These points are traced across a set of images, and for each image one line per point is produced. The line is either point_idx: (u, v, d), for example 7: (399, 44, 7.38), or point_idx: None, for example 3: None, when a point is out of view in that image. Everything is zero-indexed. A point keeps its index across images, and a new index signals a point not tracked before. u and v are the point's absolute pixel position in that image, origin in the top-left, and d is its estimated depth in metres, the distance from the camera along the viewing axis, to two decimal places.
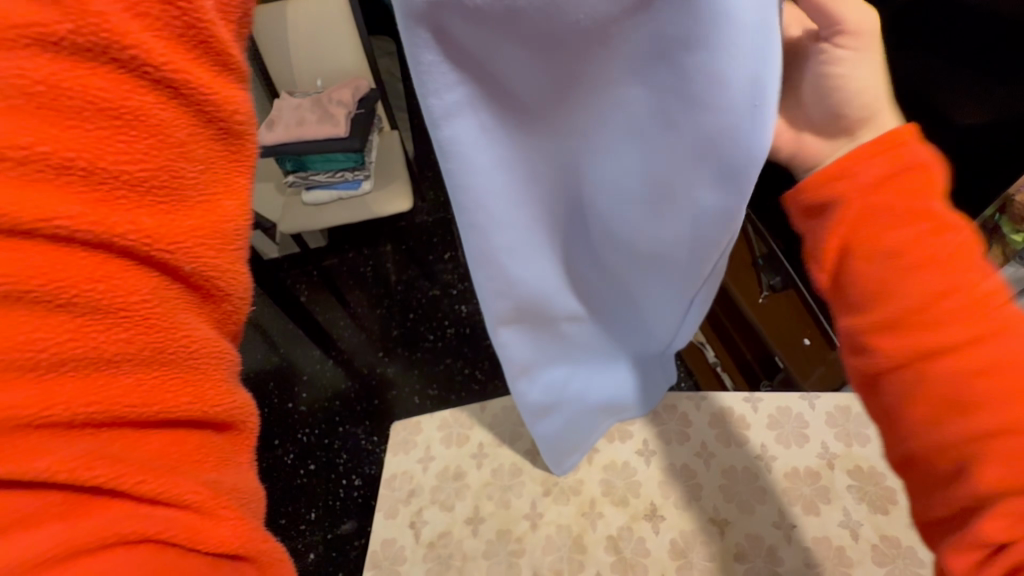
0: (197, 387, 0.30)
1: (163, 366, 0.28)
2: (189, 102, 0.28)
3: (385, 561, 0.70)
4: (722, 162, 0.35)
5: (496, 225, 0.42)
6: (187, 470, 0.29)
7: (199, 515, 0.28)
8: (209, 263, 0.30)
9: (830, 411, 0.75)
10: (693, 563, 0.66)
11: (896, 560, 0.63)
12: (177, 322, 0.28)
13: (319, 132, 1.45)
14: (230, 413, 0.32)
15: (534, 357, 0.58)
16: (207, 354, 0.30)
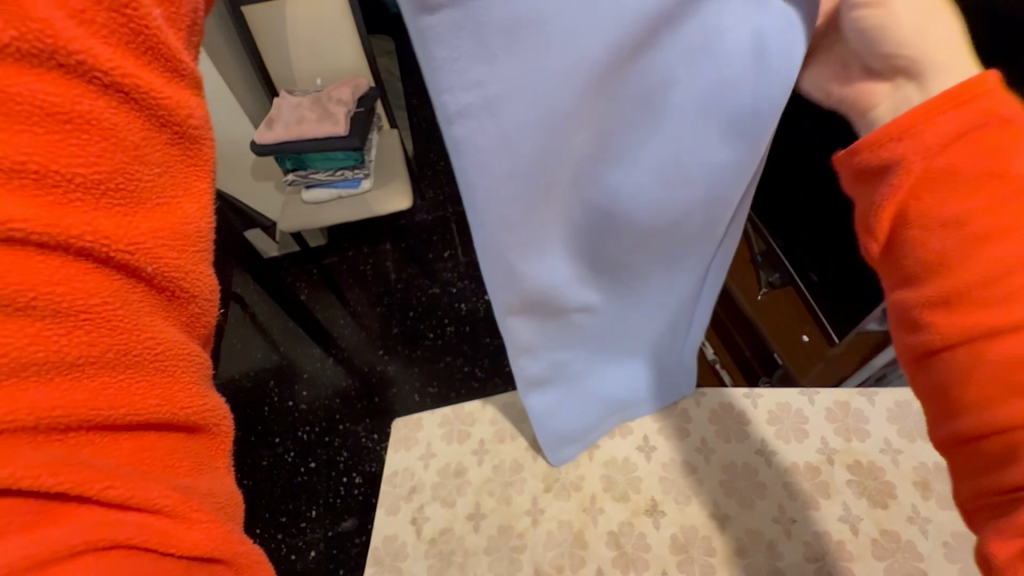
0: (166, 389, 0.32)
1: (131, 368, 0.31)
2: (140, 106, 0.34)
3: (387, 557, 0.70)
4: (730, 112, 0.38)
5: (507, 221, 0.43)
6: (159, 472, 0.31)
7: (172, 520, 0.30)
8: (169, 264, 0.34)
9: (829, 406, 0.75)
10: (694, 558, 0.66)
11: (895, 555, 0.64)
12: (141, 324, 0.31)
13: (319, 130, 1.44)
14: (198, 414, 0.35)
15: (542, 343, 0.59)
16: (175, 355, 0.33)
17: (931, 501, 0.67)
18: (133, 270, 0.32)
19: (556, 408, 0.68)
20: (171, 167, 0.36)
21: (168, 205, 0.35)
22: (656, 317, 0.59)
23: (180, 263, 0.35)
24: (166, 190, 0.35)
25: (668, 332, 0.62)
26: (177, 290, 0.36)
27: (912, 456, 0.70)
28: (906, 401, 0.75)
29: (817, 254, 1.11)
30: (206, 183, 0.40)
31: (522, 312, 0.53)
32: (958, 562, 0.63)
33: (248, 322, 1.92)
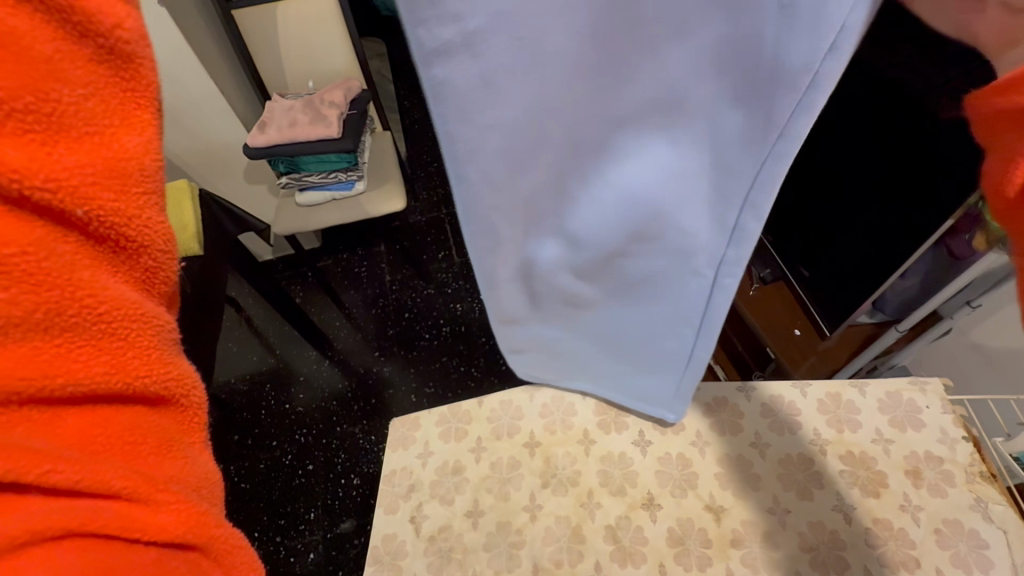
0: (117, 356, 0.25)
1: (68, 333, 0.24)
2: (46, 7, 0.23)
3: (387, 556, 0.71)
4: (742, 74, 0.33)
5: (491, 199, 0.41)
6: (120, 461, 0.25)
7: (142, 506, 0.26)
8: (105, 208, 0.25)
9: (821, 398, 0.76)
10: (691, 550, 0.67)
11: (888, 542, 0.65)
12: (77, 285, 0.23)
13: (311, 132, 1.43)
14: (161, 385, 0.28)
15: (524, 310, 0.60)
16: (123, 315, 0.25)
17: (923, 490, 0.68)
18: (65, 217, 0.24)
19: (534, 360, 0.73)
20: (100, 90, 0.25)
21: (100, 136, 0.25)
22: (650, 310, 0.56)
23: (119, 200, 0.25)
24: (96, 115, 0.25)
25: (672, 335, 0.58)
26: (124, 240, 0.26)
27: (904, 445, 0.71)
28: (897, 392, 0.76)
29: (809, 248, 1.13)
30: (152, 115, 0.28)
31: (507, 280, 0.53)
32: (950, 549, 0.64)
33: (244, 326, 1.92)
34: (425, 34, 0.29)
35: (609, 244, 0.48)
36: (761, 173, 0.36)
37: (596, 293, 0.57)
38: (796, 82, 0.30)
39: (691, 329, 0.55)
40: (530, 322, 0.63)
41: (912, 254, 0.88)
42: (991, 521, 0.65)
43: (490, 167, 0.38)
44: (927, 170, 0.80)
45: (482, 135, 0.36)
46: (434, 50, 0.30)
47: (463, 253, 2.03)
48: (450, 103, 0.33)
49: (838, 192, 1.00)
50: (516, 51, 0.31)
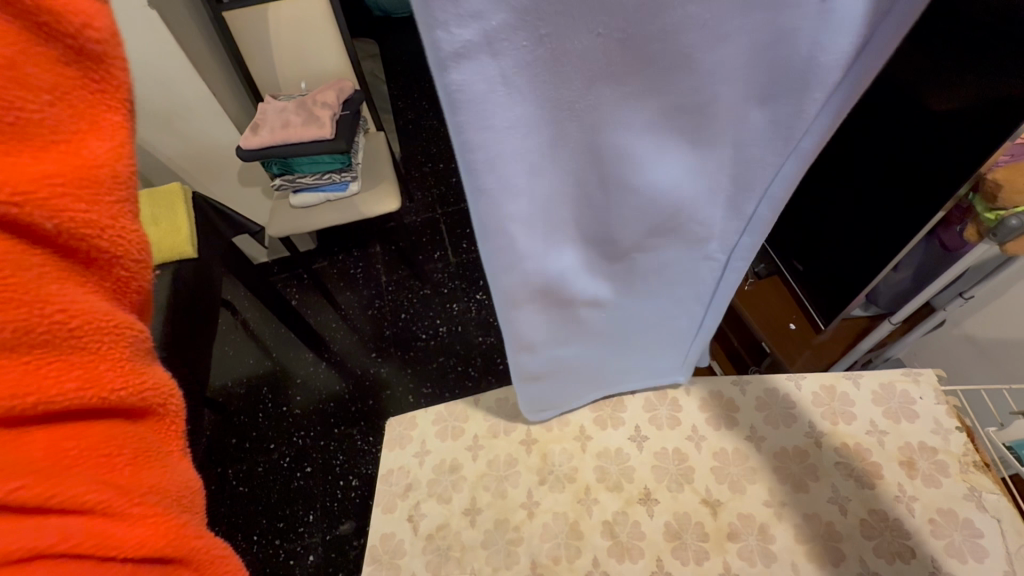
0: (88, 369, 0.27)
1: (43, 345, 0.26)
2: (14, 11, 0.25)
3: (385, 555, 0.70)
4: (777, 77, 0.34)
5: (514, 211, 0.39)
6: (97, 471, 0.27)
7: (111, 520, 0.27)
8: (77, 219, 0.26)
9: (815, 391, 0.77)
10: (688, 544, 0.67)
11: (884, 533, 0.65)
12: (47, 299, 0.26)
13: (304, 133, 1.43)
14: (140, 397, 0.30)
15: (544, 336, 0.58)
16: (95, 328, 0.27)
17: (918, 480, 0.68)
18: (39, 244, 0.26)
19: (542, 389, 0.70)
20: (69, 94, 0.27)
21: (69, 142, 0.27)
22: (661, 299, 0.58)
23: (91, 218, 0.27)
24: (63, 121, 0.27)
25: (676, 313, 0.61)
26: (86, 257, 0.28)
27: (898, 436, 0.72)
28: (890, 383, 0.77)
29: (803, 242, 1.13)
30: (125, 116, 0.30)
31: (524, 301, 0.51)
32: (945, 538, 0.64)
33: (240, 329, 1.92)
34: (442, 36, 0.26)
35: (630, 249, 0.49)
36: (788, 162, 0.40)
37: (613, 302, 0.57)
38: (828, 72, 0.32)
39: (702, 303, 0.60)
40: (550, 349, 0.61)
41: (904, 245, 0.89)
42: (985, 509, 0.65)
43: (514, 181, 0.37)
44: (917, 163, 0.81)
45: (503, 143, 0.33)
46: (453, 54, 0.27)
47: (459, 253, 2.04)
48: (471, 114, 0.30)
49: (831, 186, 1.01)
50: (547, 63, 0.30)
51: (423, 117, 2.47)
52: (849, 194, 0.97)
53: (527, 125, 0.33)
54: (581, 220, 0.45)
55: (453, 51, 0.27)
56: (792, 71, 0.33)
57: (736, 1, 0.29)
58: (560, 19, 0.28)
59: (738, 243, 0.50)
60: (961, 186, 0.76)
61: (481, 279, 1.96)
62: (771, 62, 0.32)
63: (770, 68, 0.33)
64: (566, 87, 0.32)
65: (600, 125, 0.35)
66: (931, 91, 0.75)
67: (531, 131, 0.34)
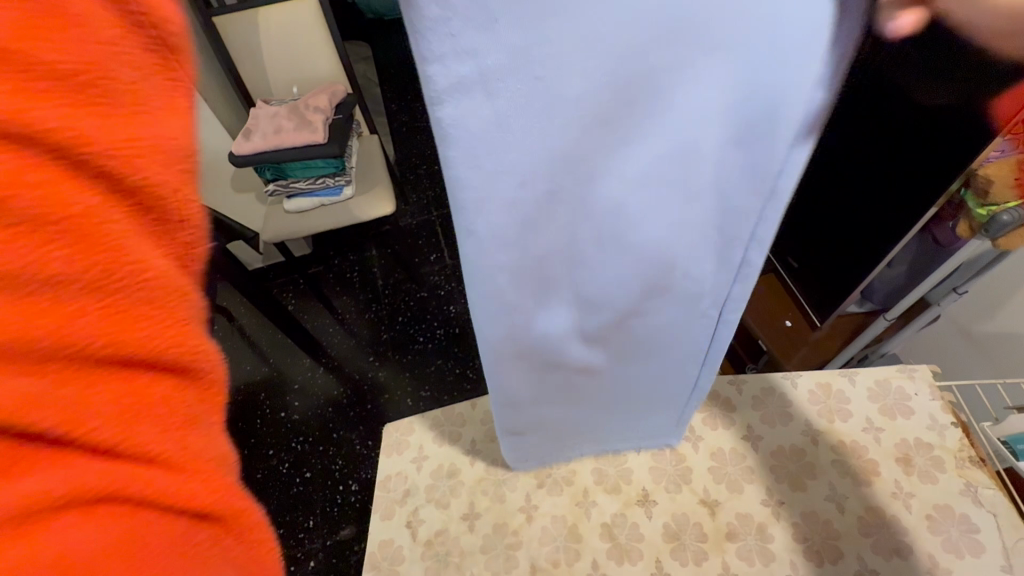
0: (128, 331, 0.18)
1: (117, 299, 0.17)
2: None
3: (384, 561, 0.70)
4: (744, 138, 0.33)
5: (501, 263, 0.39)
6: (170, 465, 0.20)
7: (173, 516, 0.20)
8: (105, 143, 0.16)
9: (811, 389, 0.77)
10: (686, 545, 0.67)
11: (880, 530, 0.66)
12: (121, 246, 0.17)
13: (297, 139, 1.42)
14: (192, 364, 0.20)
15: (534, 388, 0.57)
16: (129, 266, 0.17)
17: (914, 476, 0.69)
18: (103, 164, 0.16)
19: (531, 440, 0.69)
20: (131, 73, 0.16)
21: (145, 129, 0.17)
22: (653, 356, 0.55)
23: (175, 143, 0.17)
24: (129, 110, 0.16)
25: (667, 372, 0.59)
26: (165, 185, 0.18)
27: (894, 433, 0.72)
28: (885, 380, 0.77)
29: (798, 239, 1.14)
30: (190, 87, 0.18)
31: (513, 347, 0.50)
32: (941, 534, 0.64)
33: (236, 335, 1.92)
34: (436, 70, 0.26)
35: (620, 313, 0.48)
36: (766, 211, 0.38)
37: (605, 362, 0.56)
38: (795, 120, 0.32)
39: (698, 368, 0.58)
40: (540, 401, 0.60)
41: (897, 242, 0.89)
42: (981, 505, 0.66)
43: (505, 235, 0.36)
44: (908, 160, 0.82)
45: (489, 183, 0.33)
46: (447, 86, 0.27)
47: (454, 255, 2.04)
48: (460, 148, 0.30)
49: (824, 182, 1.01)
50: (540, 121, 0.30)
51: (416, 119, 2.47)
52: (841, 191, 0.98)
53: (519, 177, 0.33)
54: (569, 284, 0.44)
55: (447, 83, 0.27)
56: (759, 127, 0.32)
57: (720, 68, 0.29)
58: (551, 65, 0.27)
59: (731, 293, 0.47)
60: (955, 181, 0.76)
61: None
62: (743, 124, 0.32)
63: (741, 128, 0.33)
64: (556, 139, 0.31)
65: (591, 184, 0.35)
66: (920, 87, 0.76)
67: (523, 184, 0.33)
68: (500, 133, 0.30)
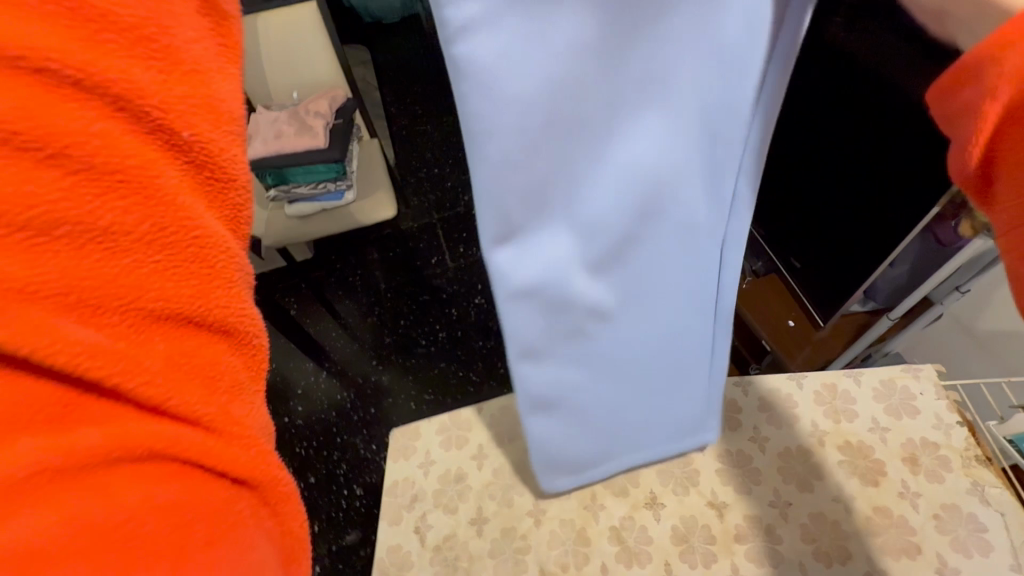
0: (203, 281, 0.27)
1: (168, 263, 0.26)
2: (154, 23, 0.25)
3: (393, 567, 0.71)
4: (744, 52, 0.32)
5: (519, 216, 0.36)
6: (207, 422, 0.27)
7: (216, 448, 0.28)
8: (201, 134, 0.26)
9: (818, 390, 0.77)
10: (695, 547, 0.67)
11: (889, 530, 0.66)
12: (181, 216, 0.26)
13: (298, 144, 1.42)
14: (240, 321, 0.30)
15: (563, 377, 0.52)
16: (211, 242, 0.27)
17: (920, 476, 0.69)
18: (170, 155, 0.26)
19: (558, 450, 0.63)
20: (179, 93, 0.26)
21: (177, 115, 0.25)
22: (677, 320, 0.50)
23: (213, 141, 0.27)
24: (173, 109, 0.25)
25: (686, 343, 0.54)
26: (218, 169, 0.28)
27: (899, 433, 0.72)
28: (891, 380, 0.77)
29: (801, 239, 1.14)
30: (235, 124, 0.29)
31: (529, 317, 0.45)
32: (949, 533, 0.65)
33: None
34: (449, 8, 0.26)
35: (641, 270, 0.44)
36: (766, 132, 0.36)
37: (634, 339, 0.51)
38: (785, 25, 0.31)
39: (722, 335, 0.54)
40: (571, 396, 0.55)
41: (902, 241, 0.89)
42: (988, 503, 0.66)
43: (520, 184, 0.34)
44: (914, 160, 0.82)
45: (505, 130, 0.31)
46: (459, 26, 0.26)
47: (456, 258, 2.05)
48: (473, 89, 0.28)
49: (827, 182, 1.01)
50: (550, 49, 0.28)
51: (416, 122, 2.48)
52: (843, 191, 0.98)
53: (533, 119, 0.31)
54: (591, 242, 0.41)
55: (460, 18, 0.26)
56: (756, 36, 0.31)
57: None
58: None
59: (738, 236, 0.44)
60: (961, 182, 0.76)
61: (479, 283, 1.98)
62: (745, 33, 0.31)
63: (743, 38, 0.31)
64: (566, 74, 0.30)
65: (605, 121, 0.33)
66: (926, 87, 0.75)
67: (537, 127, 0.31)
68: (510, 67, 0.28)
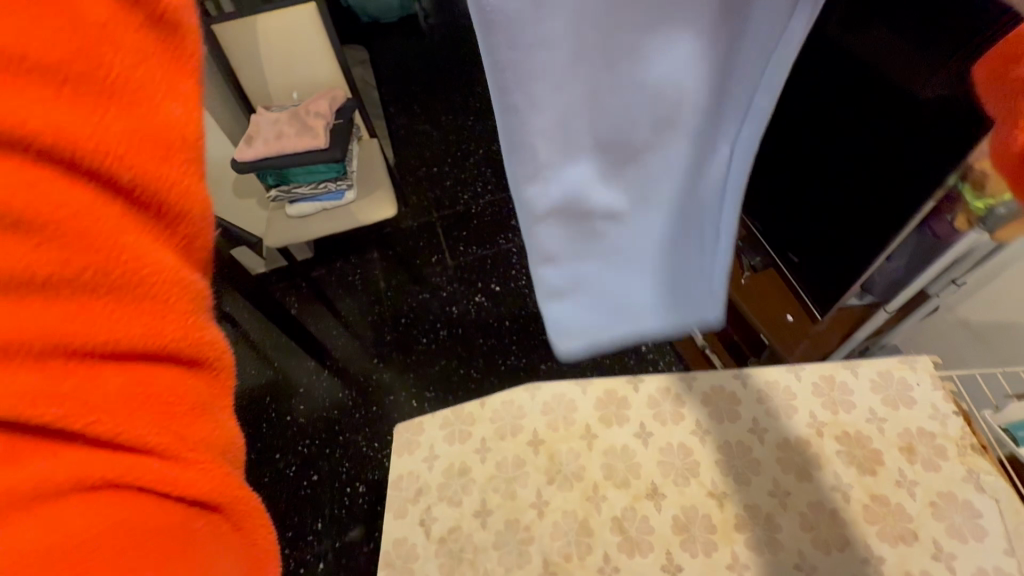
0: (161, 321, 0.22)
1: (111, 295, 0.21)
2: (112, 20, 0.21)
3: (398, 559, 0.72)
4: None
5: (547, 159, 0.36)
6: (170, 453, 0.23)
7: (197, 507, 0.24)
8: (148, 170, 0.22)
9: (816, 381, 0.78)
10: (695, 537, 0.68)
11: (886, 518, 0.67)
12: (122, 249, 0.21)
13: (299, 144, 1.43)
14: (210, 353, 0.25)
15: None
16: (170, 280, 0.22)
17: (917, 465, 0.70)
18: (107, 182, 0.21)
19: None
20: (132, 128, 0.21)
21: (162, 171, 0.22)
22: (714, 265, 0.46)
23: (162, 177, 0.22)
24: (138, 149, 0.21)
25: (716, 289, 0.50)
26: (173, 208, 0.23)
27: (897, 423, 0.73)
28: (889, 371, 0.78)
29: (798, 234, 1.15)
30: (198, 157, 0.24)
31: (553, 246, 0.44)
32: (945, 520, 0.66)
33: (241, 342, 1.93)
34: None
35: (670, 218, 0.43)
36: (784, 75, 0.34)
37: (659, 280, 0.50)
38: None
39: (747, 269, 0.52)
40: None
41: (898, 234, 0.90)
42: (984, 491, 0.67)
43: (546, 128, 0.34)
44: (909, 153, 0.83)
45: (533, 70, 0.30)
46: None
47: (456, 257, 2.07)
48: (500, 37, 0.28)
49: (823, 177, 1.02)
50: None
51: (415, 122, 2.49)
52: (840, 185, 0.99)
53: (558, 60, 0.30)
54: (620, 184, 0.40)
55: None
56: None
57: None
58: None
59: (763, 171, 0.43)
60: (955, 174, 0.77)
61: (479, 281, 2.00)
62: None
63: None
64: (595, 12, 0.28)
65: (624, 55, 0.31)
66: (921, 81, 0.77)
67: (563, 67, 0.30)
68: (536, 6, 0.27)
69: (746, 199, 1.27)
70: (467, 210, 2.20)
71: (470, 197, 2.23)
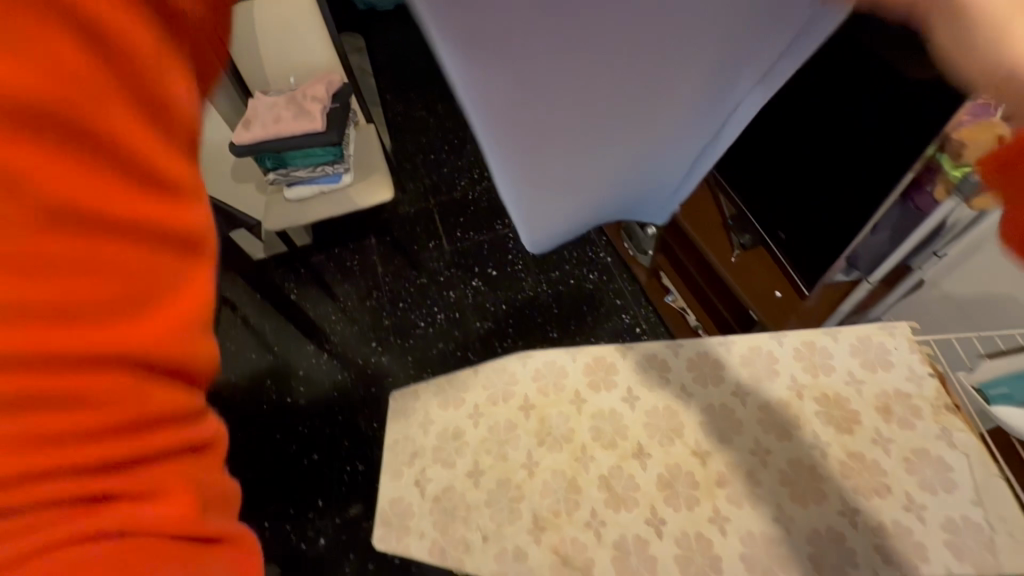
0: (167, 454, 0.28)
1: (132, 448, 0.26)
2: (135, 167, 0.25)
3: (395, 517, 0.75)
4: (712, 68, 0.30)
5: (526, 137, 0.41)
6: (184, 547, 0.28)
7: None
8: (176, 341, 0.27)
9: (797, 347, 0.81)
10: (679, 492, 0.71)
11: (861, 472, 0.70)
12: (147, 413, 0.26)
13: (296, 127, 1.45)
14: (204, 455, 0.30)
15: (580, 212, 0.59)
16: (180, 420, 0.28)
17: (892, 423, 0.73)
18: (122, 358, 0.24)
19: None
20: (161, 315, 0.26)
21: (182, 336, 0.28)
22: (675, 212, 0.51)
23: (172, 345, 0.26)
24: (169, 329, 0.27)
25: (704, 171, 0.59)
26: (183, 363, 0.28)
27: (874, 384, 0.76)
28: (867, 336, 0.80)
29: (786, 211, 1.17)
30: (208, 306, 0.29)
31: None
32: (917, 474, 0.69)
33: (241, 326, 1.96)
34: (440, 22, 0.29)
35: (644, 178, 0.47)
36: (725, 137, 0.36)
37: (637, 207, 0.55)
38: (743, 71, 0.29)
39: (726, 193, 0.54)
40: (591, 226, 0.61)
41: (880, 206, 0.92)
42: (954, 446, 0.70)
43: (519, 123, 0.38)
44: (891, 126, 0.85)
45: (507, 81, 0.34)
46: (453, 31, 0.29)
47: (453, 242, 2.09)
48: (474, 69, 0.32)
49: (809, 153, 1.04)
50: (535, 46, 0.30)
51: (412, 109, 2.50)
52: (826, 161, 1.01)
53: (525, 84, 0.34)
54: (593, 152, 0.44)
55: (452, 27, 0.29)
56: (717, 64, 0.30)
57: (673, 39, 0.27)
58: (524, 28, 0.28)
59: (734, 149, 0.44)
60: (934, 144, 0.79)
61: (476, 265, 2.03)
62: None
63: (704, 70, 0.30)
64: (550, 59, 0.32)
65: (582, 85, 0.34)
66: (901, 54, 0.78)
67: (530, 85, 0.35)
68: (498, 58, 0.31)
69: (736, 178, 1.29)
70: (464, 196, 2.22)
71: (467, 184, 2.25)
